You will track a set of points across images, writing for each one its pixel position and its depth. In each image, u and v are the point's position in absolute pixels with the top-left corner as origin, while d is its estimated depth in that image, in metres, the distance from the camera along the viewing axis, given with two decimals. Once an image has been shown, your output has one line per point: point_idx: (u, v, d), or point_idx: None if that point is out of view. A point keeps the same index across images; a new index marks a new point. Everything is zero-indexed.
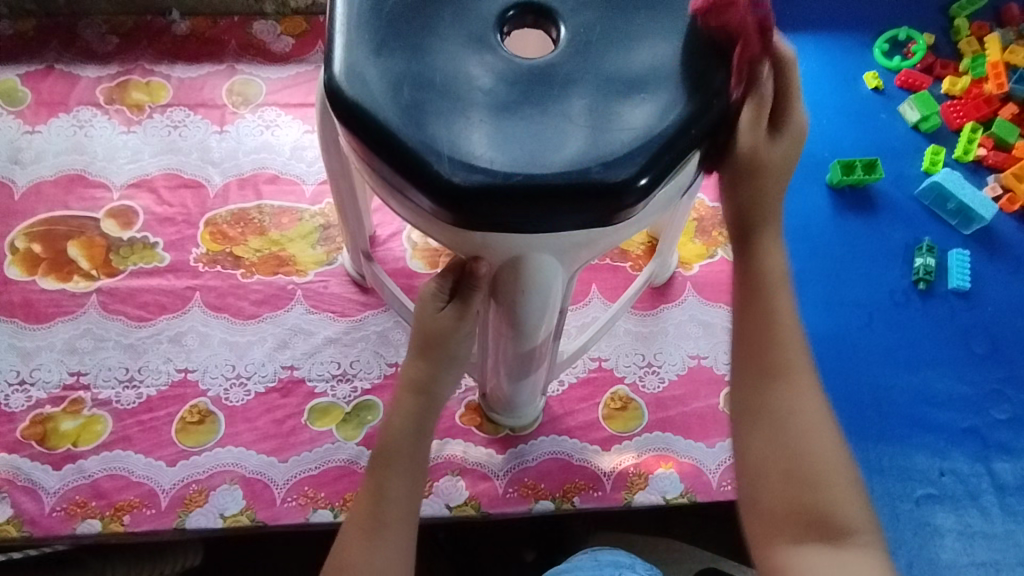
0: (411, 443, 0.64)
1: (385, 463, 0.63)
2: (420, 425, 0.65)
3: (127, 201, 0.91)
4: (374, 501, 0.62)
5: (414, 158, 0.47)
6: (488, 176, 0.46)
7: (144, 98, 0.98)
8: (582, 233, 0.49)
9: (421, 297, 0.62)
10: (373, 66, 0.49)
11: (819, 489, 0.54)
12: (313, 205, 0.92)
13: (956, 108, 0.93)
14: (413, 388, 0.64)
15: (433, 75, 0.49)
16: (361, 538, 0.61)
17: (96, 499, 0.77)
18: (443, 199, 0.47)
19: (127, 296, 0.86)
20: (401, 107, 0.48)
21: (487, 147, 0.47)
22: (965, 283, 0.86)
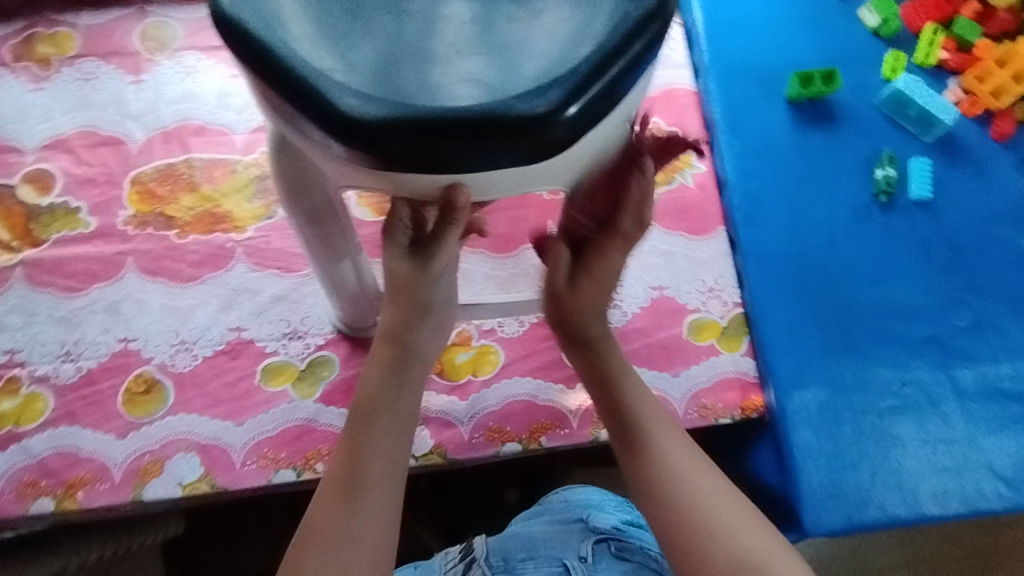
0: (387, 395, 0.58)
1: (364, 418, 0.57)
2: (404, 375, 0.58)
3: (42, 164, 0.84)
4: (349, 460, 0.55)
5: (309, 88, 0.42)
6: (390, 106, 0.41)
7: (49, 50, 0.89)
8: (528, 167, 0.44)
9: (392, 273, 0.56)
10: None
11: (686, 500, 0.58)
12: (246, 155, 0.86)
13: (916, 10, 0.90)
14: (387, 335, 0.59)
15: (340, 5, 0.44)
16: (335, 503, 0.54)
17: (46, 478, 0.74)
18: (346, 136, 0.42)
19: (54, 267, 0.81)
20: (302, 37, 0.43)
21: (392, 76, 0.42)
22: (926, 192, 0.84)
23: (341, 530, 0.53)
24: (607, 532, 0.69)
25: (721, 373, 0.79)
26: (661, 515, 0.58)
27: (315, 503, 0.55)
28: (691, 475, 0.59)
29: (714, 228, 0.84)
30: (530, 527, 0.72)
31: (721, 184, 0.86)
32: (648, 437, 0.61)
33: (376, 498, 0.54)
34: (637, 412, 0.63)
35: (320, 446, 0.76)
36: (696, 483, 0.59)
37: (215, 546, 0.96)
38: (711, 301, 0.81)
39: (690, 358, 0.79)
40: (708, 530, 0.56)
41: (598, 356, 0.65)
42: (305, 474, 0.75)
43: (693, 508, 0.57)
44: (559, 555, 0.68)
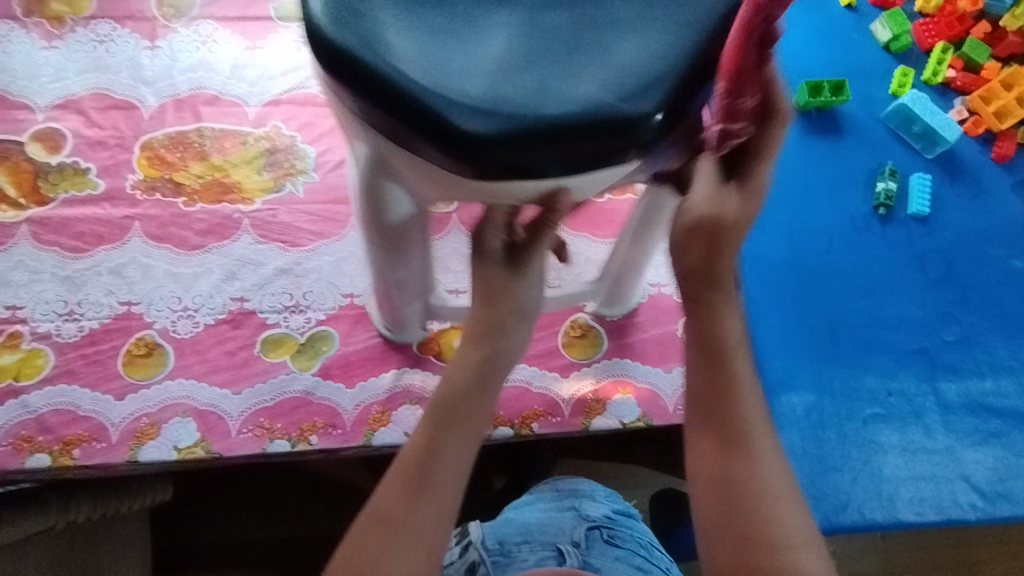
0: (473, 400, 0.55)
1: (444, 420, 0.54)
2: (489, 376, 0.56)
3: (53, 123, 0.85)
4: (424, 457, 0.52)
5: (408, 96, 0.41)
6: (495, 117, 0.41)
7: (64, 9, 0.89)
8: (627, 167, 0.45)
9: (483, 277, 0.56)
10: None
11: (762, 504, 0.48)
12: (257, 127, 0.86)
13: (928, 27, 0.90)
14: (475, 338, 0.57)
15: (427, 8, 0.44)
16: (400, 493, 0.51)
17: (43, 434, 0.75)
18: (448, 146, 0.42)
19: (60, 226, 0.81)
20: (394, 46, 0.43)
21: (485, 81, 0.42)
22: (924, 208, 0.85)
23: (408, 523, 0.50)
24: (599, 520, 0.72)
25: None
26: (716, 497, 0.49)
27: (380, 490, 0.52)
28: (764, 457, 0.49)
29: None
30: (526, 514, 0.73)
31: None
32: (738, 414, 0.50)
33: (441, 492, 0.51)
34: (738, 368, 0.50)
35: (316, 419, 0.78)
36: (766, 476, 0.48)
37: (210, 512, 0.98)
38: None
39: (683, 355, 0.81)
40: (762, 529, 0.47)
41: (714, 318, 0.51)
42: (299, 446, 0.77)
43: (768, 505, 0.48)
44: (554, 540, 0.69)
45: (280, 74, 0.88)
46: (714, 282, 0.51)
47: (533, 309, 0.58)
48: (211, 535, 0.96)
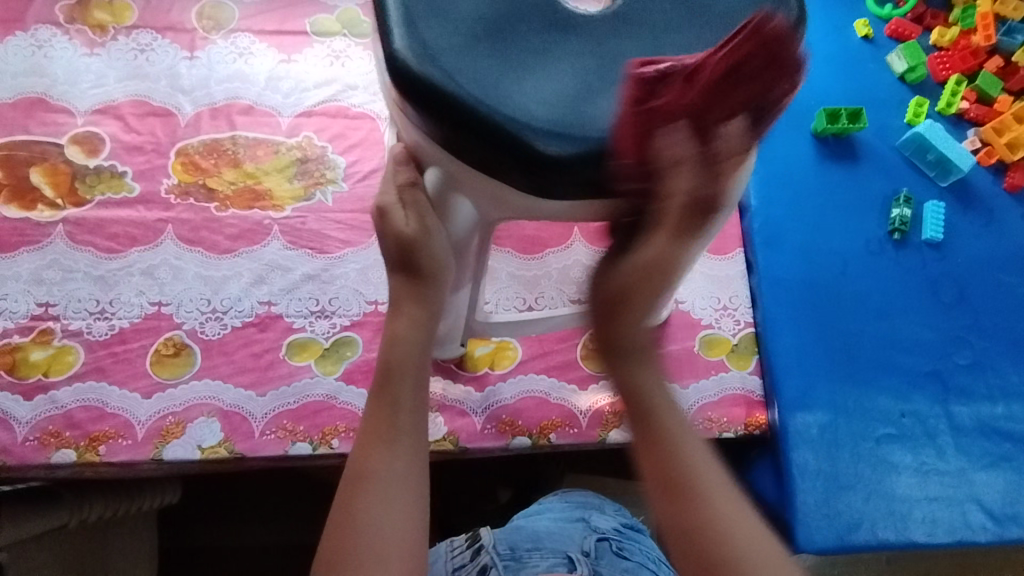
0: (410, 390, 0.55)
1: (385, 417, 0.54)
2: (422, 300, 0.57)
3: (92, 127, 0.87)
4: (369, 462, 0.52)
5: (503, 127, 0.48)
6: (580, 143, 0.48)
7: (107, 18, 0.92)
8: None
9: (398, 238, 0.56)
10: (437, 29, 0.50)
11: (724, 547, 0.49)
12: (290, 137, 0.89)
13: (942, 60, 0.93)
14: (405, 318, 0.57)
15: (506, 43, 0.50)
16: (375, 445, 0.52)
17: (71, 430, 0.76)
18: (538, 170, 0.48)
19: (95, 227, 0.83)
20: (483, 84, 0.49)
21: (569, 110, 0.49)
22: (938, 234, 0.87)
23: (383, 477, 0.51)
24: (609, 532, 0.73)
25: (728, 388, 0.82)
26: (684, 553, 0.50)
27: (356, 453, 0.53)
28: (715, 502, 0.50)
29: (733, 250, 0.88)
30: (535, 522, 0.73)
31: (743, 209, 0.89)
32: (677, 452, 0.51)
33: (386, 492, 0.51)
34: (662, 420, 0.53)
35: (338, 423, 0.79)
36: (735, 528, 0.50)
37: (213, 516, 0.98)
38: (724, 319, 0.85)
39: (700, 371, 0.83)
40: (723, 565, 0.49)
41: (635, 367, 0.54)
42: (321, 449, 0.78)
43: (727, 551, 0.49)
44: (562, 548, 0.68)
45: (313, 87, 0.91)
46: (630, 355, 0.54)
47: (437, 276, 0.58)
48: (211, 540, 0.97)
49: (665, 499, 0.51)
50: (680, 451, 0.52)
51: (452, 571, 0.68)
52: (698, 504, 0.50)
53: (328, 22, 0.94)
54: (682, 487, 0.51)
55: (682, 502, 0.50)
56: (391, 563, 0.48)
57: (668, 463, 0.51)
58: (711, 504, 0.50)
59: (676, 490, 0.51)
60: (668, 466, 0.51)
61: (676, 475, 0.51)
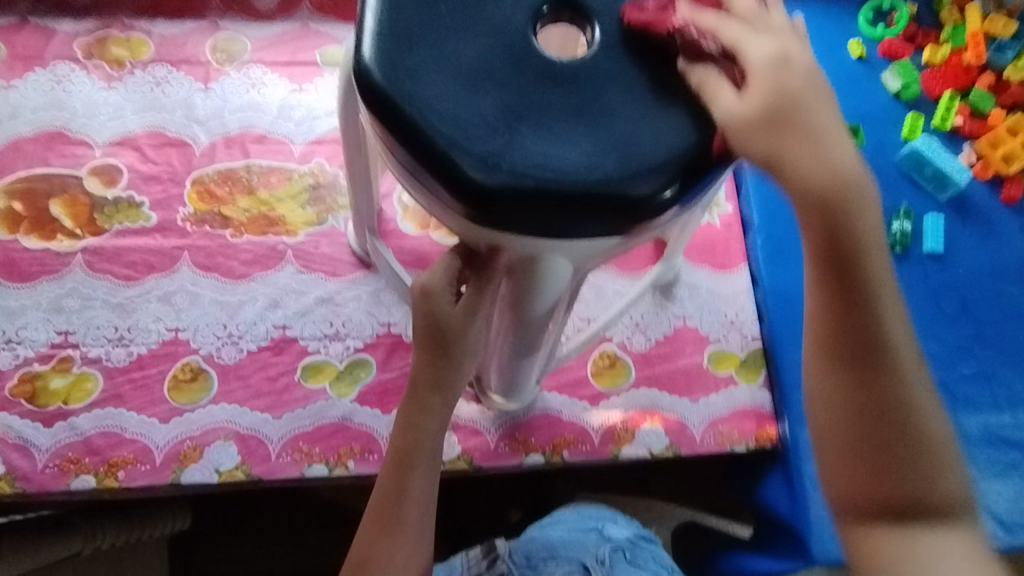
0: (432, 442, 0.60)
1: (404, 464, 0.60)
2: (424, 419, 0.59)
3: (110, 158, 0.89)
4: (396, 499, 0.60)
5: (576, 181, 0.43)
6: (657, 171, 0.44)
7: (124, 53, 0.95)
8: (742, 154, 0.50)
9: (427, 292, 0.56)
10: (445, 100, 0.44)
11: (933, 448, 0.51)
12: (302, 164, 0.91)
13: (936, 77, 0.96)
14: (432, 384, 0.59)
15: (516, 78, 0.45)
16: (376, 543, 0.59)
17: (89, 456, 0.77)
18: (628, 214, 0.45)
19: (113, 256, 0.85)
20: (490, 132, 0.44)
21: (628, 141, 0.44)
22: (939, 246, 0.89)
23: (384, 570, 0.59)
24: (623, 543, 0.73)
25: (737, 402, 0.83)
26: (891, 448, 0.51)
27: (359, 543, 0.61)
28: (930, 404, 0.52)
29: (739, 264, 0.90)
30: (549, 532, 0.74)
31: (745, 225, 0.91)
32: (889, 342, 0.51)
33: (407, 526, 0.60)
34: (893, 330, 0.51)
35: (353, 444, 0.80)
36: (936, 431, 0.51)
37: (222, 540, 0.98)
38: (731, 334, 0.86)
39: (709, 386, 0.84)
40: (927, 491, 0.51)
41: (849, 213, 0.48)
42: (336, 470, 0.79)
43: (936, 463, 0.51)
44: (578, 556, 0.71)
45: (324, 115, 0.94)
46: (854, 255, 0.49)
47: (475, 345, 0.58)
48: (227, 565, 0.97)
49: (891, 409, 0.51)
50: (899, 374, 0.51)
51: None
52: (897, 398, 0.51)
53: (337, 52, 0.97)
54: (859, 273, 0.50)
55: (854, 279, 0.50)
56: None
57: (841, 242, 0.49)
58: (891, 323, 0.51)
59: (858, 289, 0.50)
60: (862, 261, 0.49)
61: (893, 369, 0.51)
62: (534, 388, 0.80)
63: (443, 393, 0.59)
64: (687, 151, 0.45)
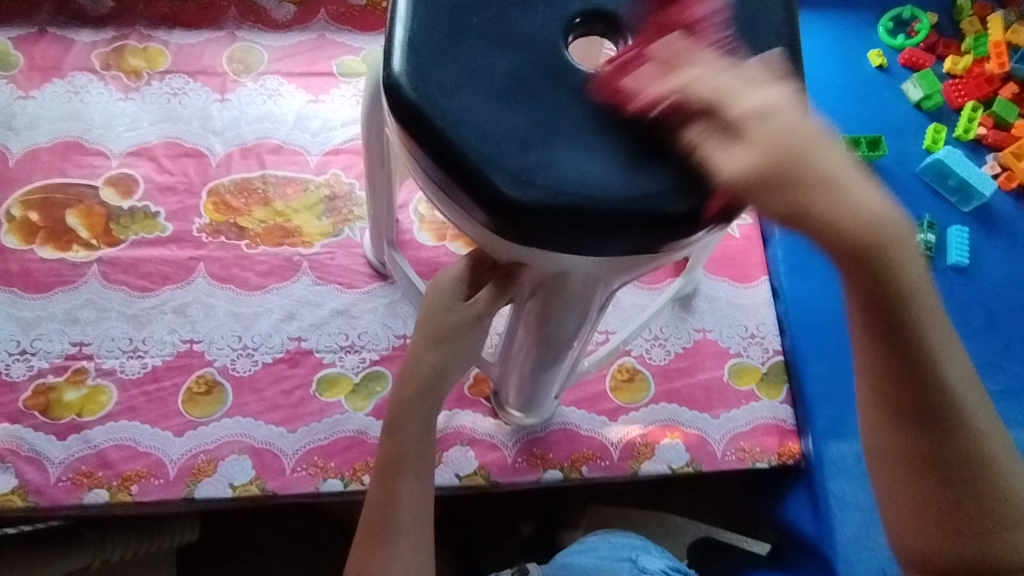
0: (418, 446, 0.60)
1: (391, 471, 0.59)
2: (411, 419, 0.59)
3: (126, 168, 0.89)
4: (385, 507, 0.59)
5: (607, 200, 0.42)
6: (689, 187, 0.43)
7: (141, 64, 0.95)
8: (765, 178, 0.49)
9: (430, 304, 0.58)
10: (479, 111, 0.43)
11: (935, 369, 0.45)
12: (318, 174, 0.91)
13: (957, 87, 0.95)
14: (419, 384, 0.58)
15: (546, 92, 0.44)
16: (373, 546, 0.59)
17: (103, 469, 0.76)
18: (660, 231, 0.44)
19: (129, 266, 0.85)
20: (519, 144, 0.43)
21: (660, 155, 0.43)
22: (964, 259, 0.87)
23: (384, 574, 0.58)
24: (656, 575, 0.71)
25: (759, 418, 0.82)
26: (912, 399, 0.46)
27: (358, 548, 0.60)
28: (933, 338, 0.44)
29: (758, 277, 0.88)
30: (580, 557, 0.73)
31: (766, 238, 0.90)
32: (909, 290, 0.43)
33: (405, 529, 0.59)
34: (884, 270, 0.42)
35: (369, 459, 0.78)
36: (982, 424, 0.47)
37: (231, 554, 0.97)
38: (752, 347, 0.85)
39: (730, 401, 0.82)
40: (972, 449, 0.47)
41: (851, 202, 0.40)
42: (352, 485, 0.77)
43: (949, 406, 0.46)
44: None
45: (340, 125, 0.94)
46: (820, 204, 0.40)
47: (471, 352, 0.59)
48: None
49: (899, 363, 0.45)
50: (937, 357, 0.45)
51: None
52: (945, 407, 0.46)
53: (354, 63, 0.97)
54: (873, 258, 0.42)
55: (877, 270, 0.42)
56: None
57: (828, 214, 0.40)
58: (909, 267, 0.43)
59: (866, 264, 0.42)
60: (845, 241, 0.41)
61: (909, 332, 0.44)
62: (553, 404, 0.79)
63: (429, 395, 0.59)
64: None
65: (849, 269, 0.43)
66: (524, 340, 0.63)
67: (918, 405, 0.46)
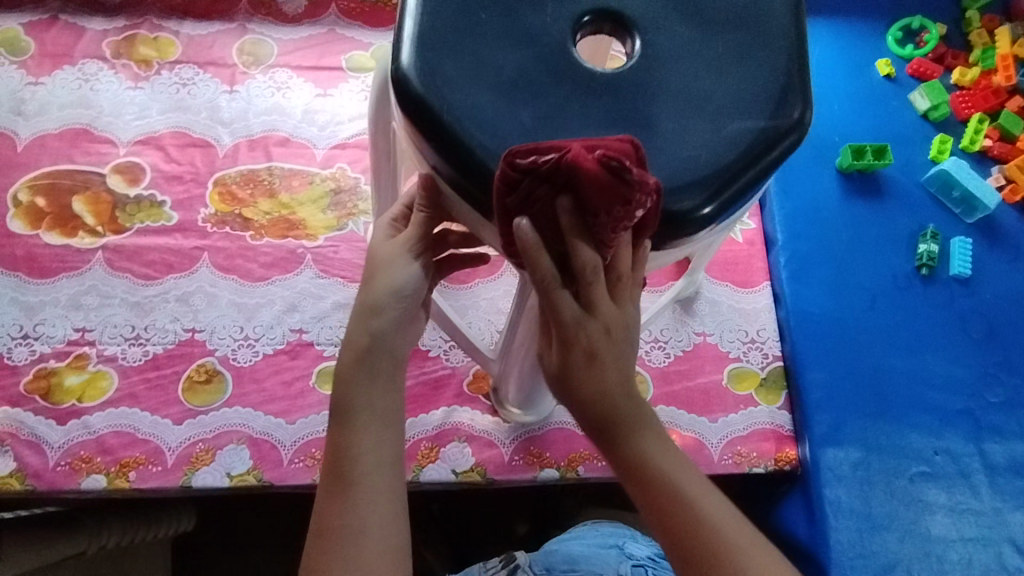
0: (368, 377, 0.54)
1: (341, 416, 0.53)
2: (370, 367, 0.54)
3: (133, 157, 0.90)
4: (335, 454, 0.52)
5: None
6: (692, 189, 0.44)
7: (152, 53, 0.95)
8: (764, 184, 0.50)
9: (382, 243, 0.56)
10: (486, 106, 0.44)
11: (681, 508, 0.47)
12: (324, 168, 0.91)
13: (964, 99, 0.94)
14: (368, 313, 0.55)
15: (553, 90, 0.45)
16: (330, 497, 0.51)
17: (101, 455, 0.76)
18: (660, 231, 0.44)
19: (133, 254, 0.85)
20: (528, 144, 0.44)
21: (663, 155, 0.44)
22: (966, 270, 0.87)
23: (342, 528, 0.50)
24: (643, 561, 0.71)
25: (756, 424, 0.82)
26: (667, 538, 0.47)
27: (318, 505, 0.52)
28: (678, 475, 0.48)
29: (760, 283, 0.89)
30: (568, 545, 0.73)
31: (769, 243, 0.90)
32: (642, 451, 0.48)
33: (363, 471, 0.52)
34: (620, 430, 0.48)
35: None
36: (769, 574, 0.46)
37: (226, 543, 0.97)
38: (751, 352, 0.85)
39: (729, 405, 0.82)
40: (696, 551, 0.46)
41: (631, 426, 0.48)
42: None
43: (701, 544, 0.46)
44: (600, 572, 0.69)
45: (347, 120, 0.94)
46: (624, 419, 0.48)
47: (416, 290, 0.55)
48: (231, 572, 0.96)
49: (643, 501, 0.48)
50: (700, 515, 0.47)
51: None
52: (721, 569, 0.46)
53: (363, 58, 0.98)
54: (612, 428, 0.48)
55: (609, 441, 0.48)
56: (369, 533, 0.50)
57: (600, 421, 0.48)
58: (636, 441, 0.48)
59: (604, 435, 0.48)
60: (591, 410, 0.48)
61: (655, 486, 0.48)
62: (552, 402, 0.80)
63: (382, 317, 0.54)
64: (726, 168, 0.44)
65: (597, 438, 0.49)
66: (526, 334, 0.63)
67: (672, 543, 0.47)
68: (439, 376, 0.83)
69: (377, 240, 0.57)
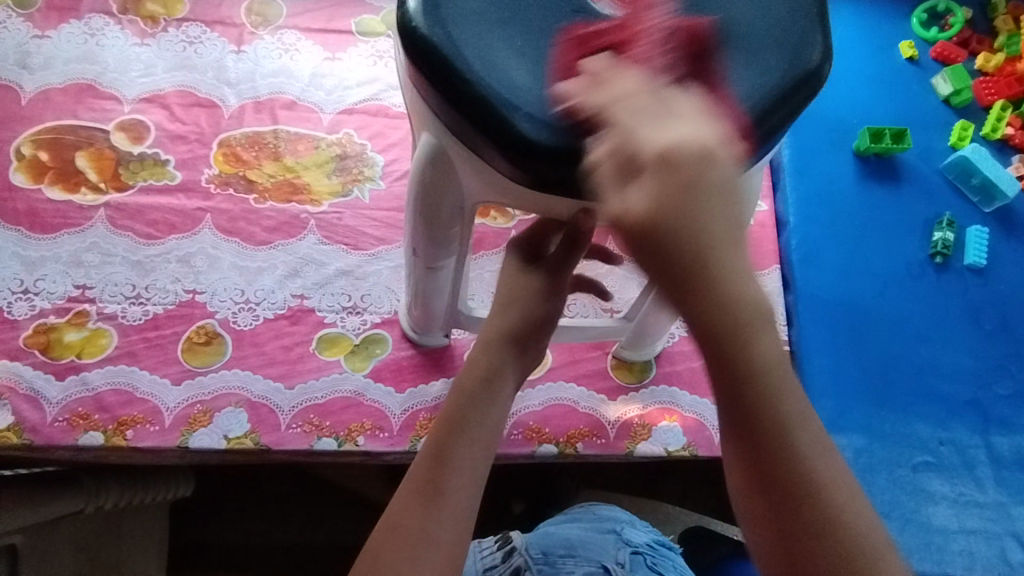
0: (484, 395, 0.52)
1: (453, 423, 0.51)
2: (494, 391, 0.53)
3: (138, 115, 0.88)
4: (435, 460, 0.49)
5: None
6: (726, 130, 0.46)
7: (159, 10, 0.94)
8: None
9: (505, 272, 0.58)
10: (515, 64, 0.46)
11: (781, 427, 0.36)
12: (330, 133, 0.90)
13: (988, 85, 0.92)
14: (497, 343, 0.55)
15: None
16: (415, 503, 0.48)
17: (99, 413, 0.76)
18: None
19: (135, 213, 0.84)
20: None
21: None
22: (981, 260, 0.85)
23: (420, 535, 0.47)
24: (642, 547, 0.71)
25: None
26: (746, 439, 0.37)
27: (394, 502, 0.49)
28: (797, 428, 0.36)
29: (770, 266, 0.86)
30: (565, 529, 0.72)
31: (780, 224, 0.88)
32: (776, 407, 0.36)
33: (465, 479, 0.49)
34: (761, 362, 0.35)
35: (364, 420, 0.78)
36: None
37: (224, 510, 0.97)
38: None
39: None
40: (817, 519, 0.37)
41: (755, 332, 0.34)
42: (346, 445, 0.77)
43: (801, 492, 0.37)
44: (598, 557, 0.68)
45: (355, 85, 0.92)
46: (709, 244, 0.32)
47: (549, 327, 0.57)
48: (226, 538, 0.96)
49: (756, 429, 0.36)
50: (783, 414, 0.36)
51: (483, 572, 0.68)
52: (832, 547, 0.37)
53: (373, 23, 0.96)
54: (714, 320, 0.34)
55: (679, 285, 0.33)
56: (445, 544, 0.47)
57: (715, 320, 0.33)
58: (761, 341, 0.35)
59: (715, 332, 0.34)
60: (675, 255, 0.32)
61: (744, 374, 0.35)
62: (654, 347, 0.81)
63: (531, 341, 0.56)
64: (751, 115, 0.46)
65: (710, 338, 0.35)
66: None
67: (746, 436, 0.36)
68: (438, 348, 0.82)
69: (508, 272, 0.58)
